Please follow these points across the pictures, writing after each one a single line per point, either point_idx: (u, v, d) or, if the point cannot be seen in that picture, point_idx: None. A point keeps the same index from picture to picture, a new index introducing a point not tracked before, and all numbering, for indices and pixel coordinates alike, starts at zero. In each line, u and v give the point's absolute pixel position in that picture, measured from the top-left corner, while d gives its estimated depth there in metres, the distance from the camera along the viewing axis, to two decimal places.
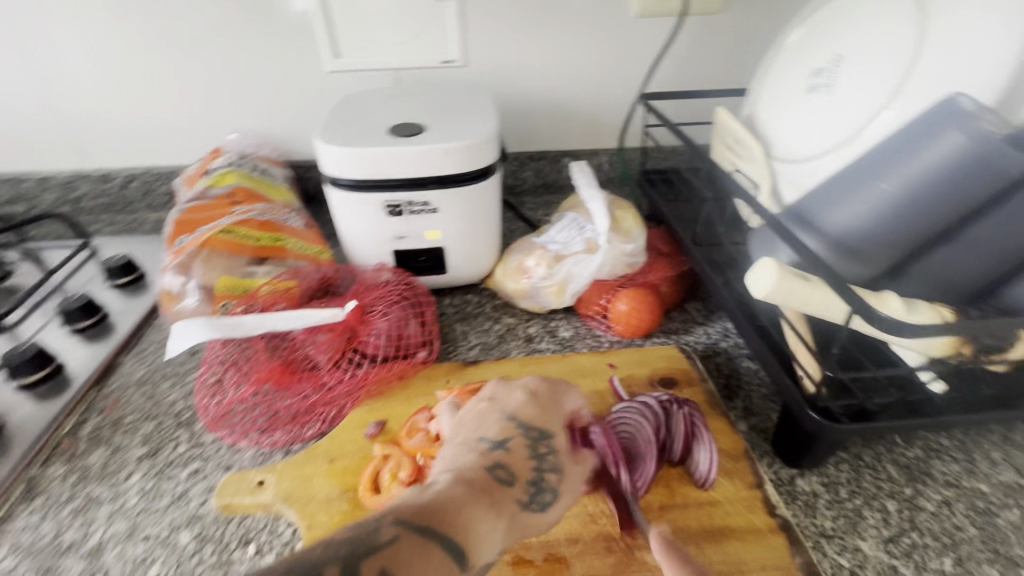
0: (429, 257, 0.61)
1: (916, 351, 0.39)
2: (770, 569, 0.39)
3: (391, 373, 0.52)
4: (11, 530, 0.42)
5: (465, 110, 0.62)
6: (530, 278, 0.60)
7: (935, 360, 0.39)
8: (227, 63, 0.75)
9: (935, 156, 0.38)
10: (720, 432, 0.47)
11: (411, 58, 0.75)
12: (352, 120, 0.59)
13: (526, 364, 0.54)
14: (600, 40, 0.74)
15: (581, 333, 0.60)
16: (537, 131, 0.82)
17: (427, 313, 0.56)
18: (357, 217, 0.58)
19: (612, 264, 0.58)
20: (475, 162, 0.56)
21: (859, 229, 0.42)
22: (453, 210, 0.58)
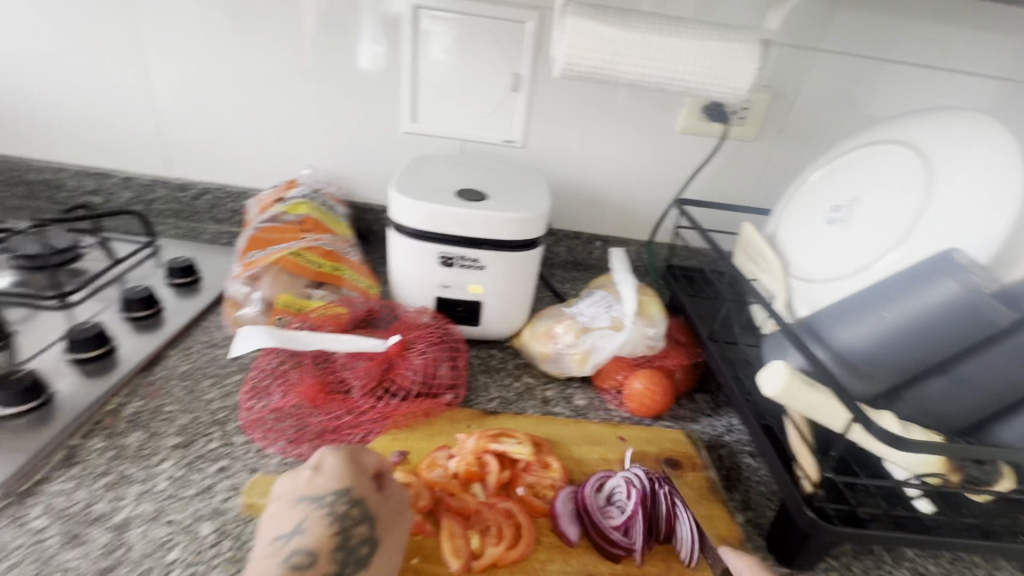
0: (467, 309, 0.67)
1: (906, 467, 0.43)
2: None
3: (419, 408, 0.55)
4: (46, 493, 0.45)
5: (523, 186, 0.70)
6: (556, 343, 0.64)
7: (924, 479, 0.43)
8: (317, 110, 0.85)
9: (932, 298, 0.43)
10: (718, 518, 0.50)
11: (478, 133, 0.85)
12: (424, 178, 0.67)
13: (542, 424, 0.57)
14: (645, 146, 0.84)
15: (595, 404, 0.64)
16: (576, 212, 0.90)
17: (458, 358, 0.61)
18: (412, 261, 0.64)
19: (634, 344, 0.62)
20: (526, 233, 0.62)
21: (861, 349, 0.47)
22: (498, 271, 0.64)
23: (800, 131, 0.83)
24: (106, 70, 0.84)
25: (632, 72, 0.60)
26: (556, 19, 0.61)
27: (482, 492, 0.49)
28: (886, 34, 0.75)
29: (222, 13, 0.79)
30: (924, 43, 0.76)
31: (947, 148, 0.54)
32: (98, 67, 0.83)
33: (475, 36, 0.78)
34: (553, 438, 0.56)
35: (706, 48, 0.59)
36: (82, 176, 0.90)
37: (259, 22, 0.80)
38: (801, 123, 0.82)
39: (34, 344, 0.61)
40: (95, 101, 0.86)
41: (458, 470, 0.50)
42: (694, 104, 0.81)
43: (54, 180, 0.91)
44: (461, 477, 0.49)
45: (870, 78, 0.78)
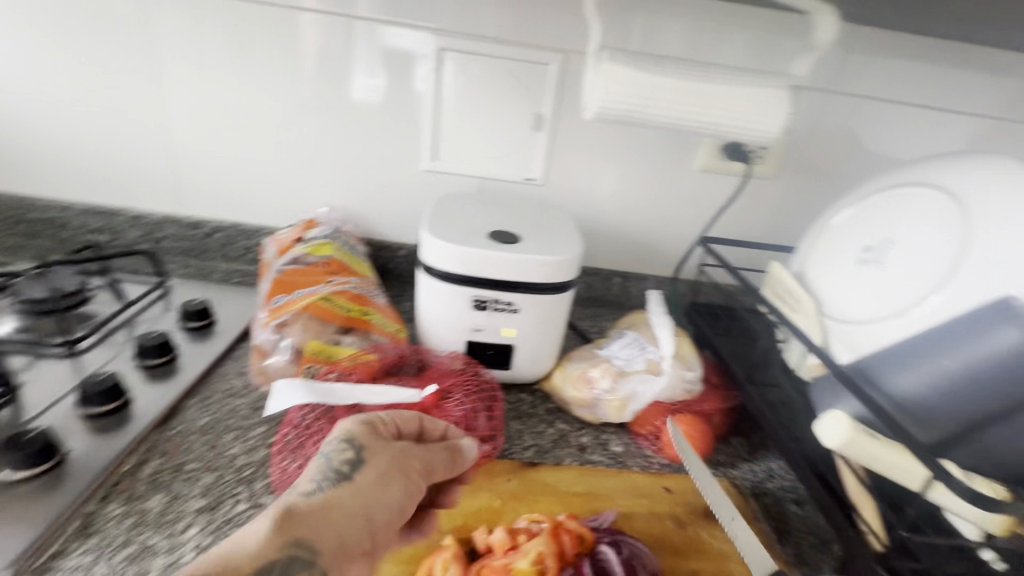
0: (498, 352, 0.65)
1: (976, 523, 0.43)
2: None
3: None
4: (63, 568, 0.41)
5: (552, 227, 0.69)
6: (591, 389, 0.63)
7: (993, 537, 0.43)
8: (336, 148, 0.84)
9: (987, 349, 0.46)
10: None
11: (498, 172, 0.85)
12: (453, 219, 0.65)
13: (582, 476, 0.55)
14: (668, 182, 0.85)
15: (632, 451, 0.61)
16: (595, 250, 0.90)
17: (494, 408, 0.58)
18: (443, 304, 0.62)
19: (673, 388, 0.61)
20: (559, 275, 0.61)
21: (921, 394, 0.50)
22: (531, 314, 0.63)
23: (818, 169, 0.84)
24: (119, 106, 0.82)
25: (665, 115, 0.61)
26: (590, 64, 0.62)
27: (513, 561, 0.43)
28: (898, 79, 0.77)
29: (243, 51, 0.79)
30: (936, 88, 0.78)
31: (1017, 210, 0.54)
32: (112, 103, 0.82)
33: (501, 78, 0.79)
34: (593, 491, 0.53)
35: (739, 92, 0.60)
36: (89, 215, 0.87)
37: (281, 61, 0.79)
38: (818, 164, 0.84)
39: (43, 397, 0.57)
40: (109, 139, 0.84)
41: (487, 542, 0.45)
42: (714, 144, 0.82)
43: (58, 219, 0.88)
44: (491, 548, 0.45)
45: (889, 120, 0.80)
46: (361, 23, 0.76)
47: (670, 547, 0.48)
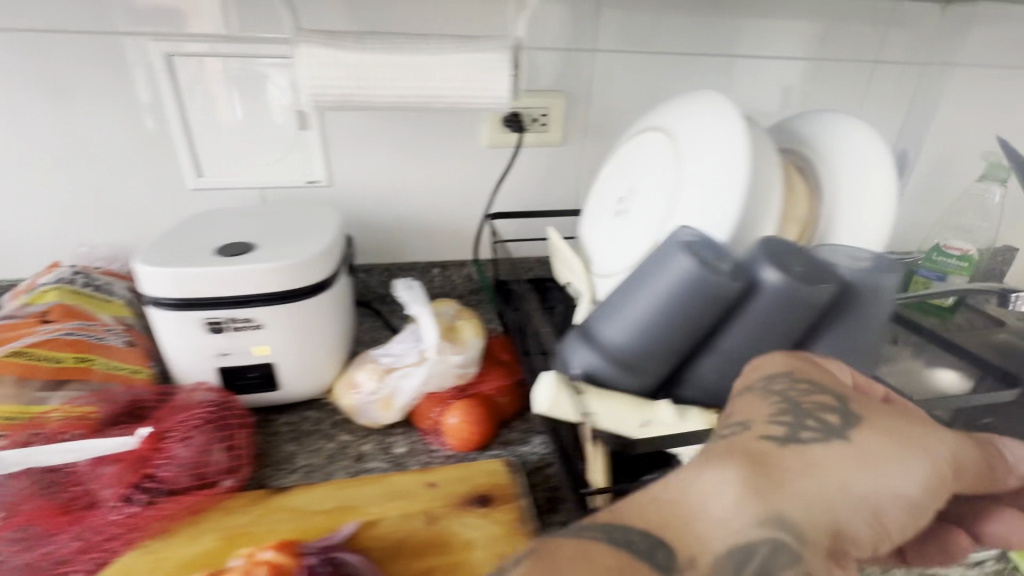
0: (260, 372, 0.60)
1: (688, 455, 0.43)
2: None
3: (183, 508, 0.48)
4: None
5: (306, 228, 0.64)
6: (359, 392, 0.59)
7: None
8: (81, 179, 0.75)
9: (668, 279, 0.42)
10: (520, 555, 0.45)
11: (277, 178, 0.79)
12: (184, 240, 0.59)
13: (337, 489, 0.51)
14: (459, 162, 0.82)
15: (417, 450, 0.59)
16: (405, 243, 0.86)
17: (239, 435, 0.53)
18: (176, 334, 0.56)
19: (441, 375, 0.58)
20: (299, 279, 0.56)
21: (627, 343, 0.45)
22: (281, 326, 0.58)
23: (604, 127, 0.84)
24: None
25: (382, 92, 0.57)
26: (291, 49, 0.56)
27: None
28: (659, 24, 0.77)
29: None
30: (697, 28, 0.78)
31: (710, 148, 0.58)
32: None
33: (245, 76, 0.72)
34: (342, 505, 0.49)
35: (453, 59, 0.57)
36: None
37: None
38: (602, 122, 0.83)
39: None
40: None
41: None
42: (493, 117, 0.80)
43: None
44: None
45: (660, 68, 0.80)
46: (64, 35, 0.67)
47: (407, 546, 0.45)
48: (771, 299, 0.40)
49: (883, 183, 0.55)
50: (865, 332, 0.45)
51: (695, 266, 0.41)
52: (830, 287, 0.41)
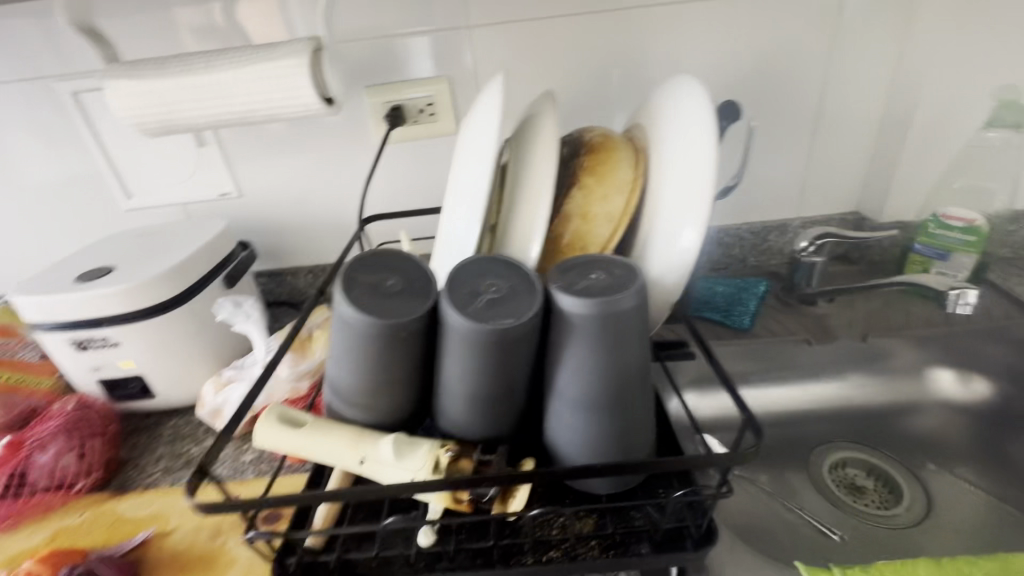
0: (136, 384, 0.66)
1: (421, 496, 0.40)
2: None
3: (39, 505, 0.57)
4: None
5: (173, 249, 0.68)
6: (205, 400, 0.62)
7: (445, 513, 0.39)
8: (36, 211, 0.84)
9: (338, 318, 0.38)
10: None
11: (193, 194, 0.82)
12: (66, 267, 0.66)
13: (161, 497, 0.56)
14: (355, 164, 0.78)
15: (261, 458, 0.60)
16: (322, 248, 0.86)
17: (95, 442, 0.60)
18: (55, 352, 0.64)
19: (271, 388, 0.60)
20: (141, 301, 0.61)
21: (342, 386, 0.41)
22: (137, 343, 0.63)
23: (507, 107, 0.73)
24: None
25: (187, 116, 0.59)
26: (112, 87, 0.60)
27: None
28: None
29: None
30: None
31: (520, 146, 0.50)
32: None
33: None
34: (154, 514, 0.53)
35: (251, 74, 0.56)
36: None
37: None
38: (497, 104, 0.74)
39: None
40: None
41: None
42: (379, 108, 0.72)
43: None
44: None
45: (558, 32, 0.67)
46: None
47: (177, 562, 0.48)
48: (461, 339, 0.36)
49: (707, 172, 0.45)
50: (623, 353, 0.37)
51: (358, 316, 0.36)
52: (521, 318, 0.35)
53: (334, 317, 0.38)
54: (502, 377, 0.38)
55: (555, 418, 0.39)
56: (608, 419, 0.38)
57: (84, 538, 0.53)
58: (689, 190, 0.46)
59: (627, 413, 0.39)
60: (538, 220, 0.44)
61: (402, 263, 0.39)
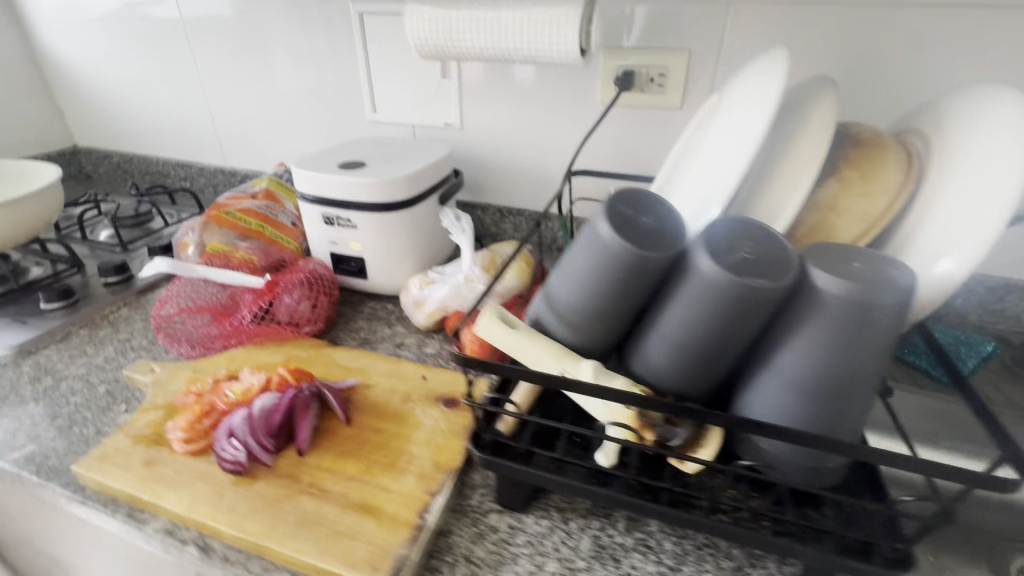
0: (355, 264, 0.79)
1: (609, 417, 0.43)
2: (375, 544, 0.43)
3: (277, 333, 0.71)
4: (42, 353, 0.70)
5: (409, 158, 0.79)
6: (407, 294, 0.72)
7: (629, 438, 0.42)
8: (304, 106, 1.02)
9: (589, 237, 0.42)
10: (449, 447, 0.53)
11: (425, 119, 0.95)
12: (330, 155, 0.80)
13: (363, 357, 0.66)
14: (573, 120, 0.83)
15: (442, 353, 0.71)
16: (514, 192, 0.92)
17: (323, 300, 0.73)
18: (309, 221, 0.78)
19: (466, 297, 0.68)
20: (384, 196, 0.72)
21: (561, 300, 0.46)
22: (369, 230, 0.74)
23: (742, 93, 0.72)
24: (171, 86, 1.12)
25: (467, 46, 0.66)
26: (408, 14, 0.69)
27: (232, 388, 0.57)
28: None
29: (238, 34, 1.00)
30: None
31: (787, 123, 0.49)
32: (170, 83, 1.12)
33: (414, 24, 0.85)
34: (358, 368, 0.64)
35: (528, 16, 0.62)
36: (172, 166, 1.22)
37: (258, 39, 0.99)
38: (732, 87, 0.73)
39: (91, 272, 0.90)
40: (173, 111, 1.15)
41: (235, 376, 0.60)
42: (613, 70, 0.75)
43: (155, 168, 1.24)
44: (234, 380, 0.60)
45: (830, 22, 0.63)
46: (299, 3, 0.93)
47: (375, 408, 0.57)
48: (701, 285, 0.38)
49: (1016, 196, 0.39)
50: (861, 350, 0.36)
51: (613, 237, 0.40)
52: (773, 283, 0.36)
53: (586, 233, 0.43)
54: (722, 336, 0.39)
55: (761, 390, 0.40)
56: (820, 407, 0.38)
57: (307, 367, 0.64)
58: (983, 211, 0.40)
59: (841, 408, 0.38)
60: (787, 203, 0.43)
61: (657, 205, 0.43)
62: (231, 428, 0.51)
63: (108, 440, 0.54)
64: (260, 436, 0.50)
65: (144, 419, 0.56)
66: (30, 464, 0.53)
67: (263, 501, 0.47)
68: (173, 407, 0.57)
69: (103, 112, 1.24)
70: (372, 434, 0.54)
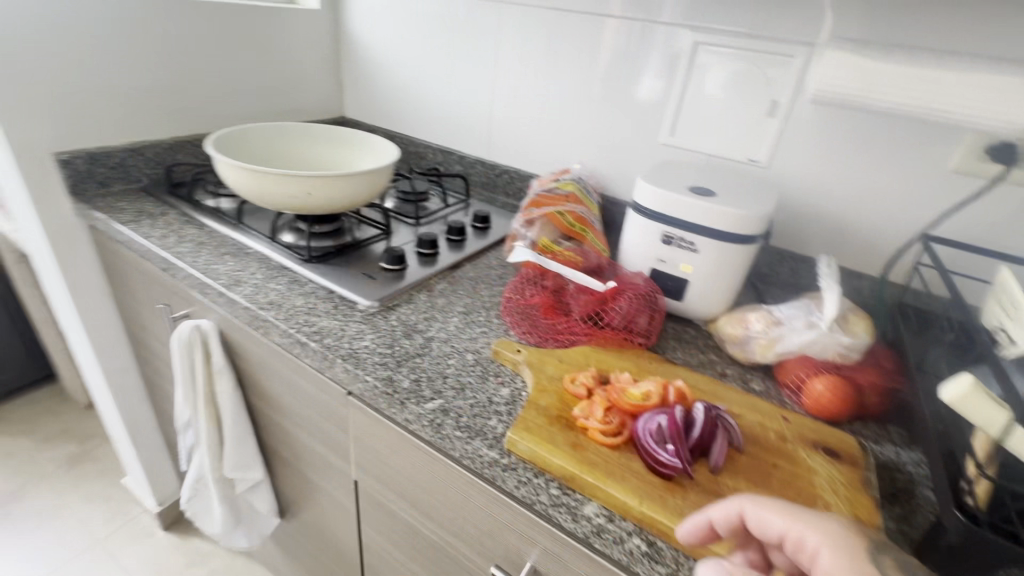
0: (673, 284, 0.81)
1: None
2: None
3: (614, 339, 0.73)
4: (399, 313, 0.78)
5: (748, 193, 0.79)
6: (746, 327, 0.74)
7: None
8: (594, 117, 1.05)
9: None
10: (860, 502, 0.53)
11: (727, 150, 0.92)
12: (664, 175, 0.83)
13: (709, 383, 0.68)
14: (918, 181, 0.78)
15: (772, 393, 0.70)
16: (810, 241, 0.89)
17: (655, 316, 0.76)
18: (639, 236, 0.81)
19: (824, 345, 0.68)
20: (740, 228, 0.73)
21: None
22: (709, 256, 0.76)
23: None
24: (459, 73, 1.19)
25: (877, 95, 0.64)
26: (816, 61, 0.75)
27: (627, 389, 0.60)
28: None
29: (547, 41, 1.05)
30: None
31: None
32: (458, 76, 1.19)
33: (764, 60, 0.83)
34: (714, 393, 0.66)
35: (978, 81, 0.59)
36: (434, 150, 1.30)
37: (568, 48, 1.03)
38: None
39: (399, 241, 0.99)
40: (452, 102, 1.23)
41: (613, 377, 0.63)
42: (998, 140, 0.71)
43: (416, 150, 1.33)
44: (613, 379, 0.63)
45: None
46: (623, 18, 0.94)
47: (760, 440, 0.58)
48: None
49: None
50: None
51: None
52: None
53: None
54: None
55: None
56: None
57: (672, 378, 0.66)
58: None
59: None
60: None
61: None
62: (651, 433, 0.54)
63: (520, 412, 0.59)
64: (683, 448, 0.53)
65: (544, 399, 0.60)
66: (449, 419, 0.59)
67: None
68: (564, 392, 0.61)
69: (379, 91, 1.36)
70: (770, 467, 0.55)
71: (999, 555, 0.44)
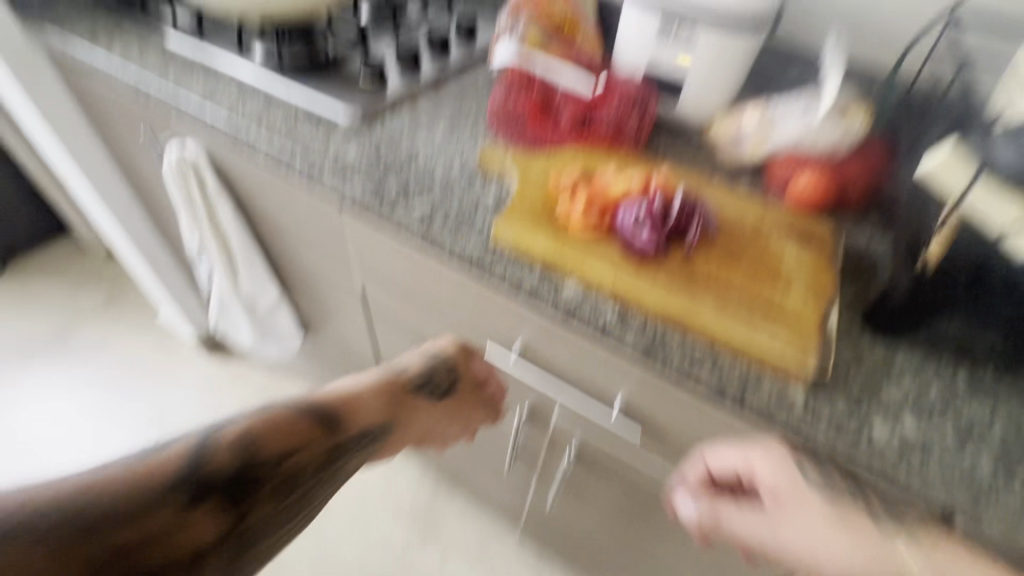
0: (671, 82, 0.76)
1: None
2: (788, 337, 0.50)
3: (604, 143, 0.72)
4: (383, 128, 0.75)
5: None
6: (741, 125, 0.71)
7: None
8: None
9: None
10: (820, 274, 0.57)
11: None
12: None
13: (695, 181, 0.68)
14: None
15: (758, 191, 0.70)
16: None
17: (648, 118, 0.73)
18: (636, 27, 0.74)
19: (817, 140, 0.66)
20: (747, 9, 0.66)
21: None
22: (710, 46, 0.70)
23: None
24: None
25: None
26: None
27: (610, 182, 0.61)
28: None
29: None
30: None
31: None
32: None
33: None
34: (698, 188, 0.67)
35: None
36: None
37: None
38: None
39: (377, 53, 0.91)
40: None
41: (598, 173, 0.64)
42: None
43: None
44: (598, 175, 0.63)
45: None
46: None
47: (735, 227, 0.61)
48: None
49: None
50: None
51: None
52: None
53: None
54: None
55: None
56: None
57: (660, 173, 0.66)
58: None
59: None
60: None
61: None
62: (631, 218, 0.56)
63: (509, 203, 0.62)
64: (665, 228, 0.56)
65: (529, 197, 0.62)
66: (439, 224, 0.62)
67: (675, 285, 0.54)
68: (550, 190, 0.63)
69: None
70: (740, 248, 0.59)
71: (932, 305, 0.50)
